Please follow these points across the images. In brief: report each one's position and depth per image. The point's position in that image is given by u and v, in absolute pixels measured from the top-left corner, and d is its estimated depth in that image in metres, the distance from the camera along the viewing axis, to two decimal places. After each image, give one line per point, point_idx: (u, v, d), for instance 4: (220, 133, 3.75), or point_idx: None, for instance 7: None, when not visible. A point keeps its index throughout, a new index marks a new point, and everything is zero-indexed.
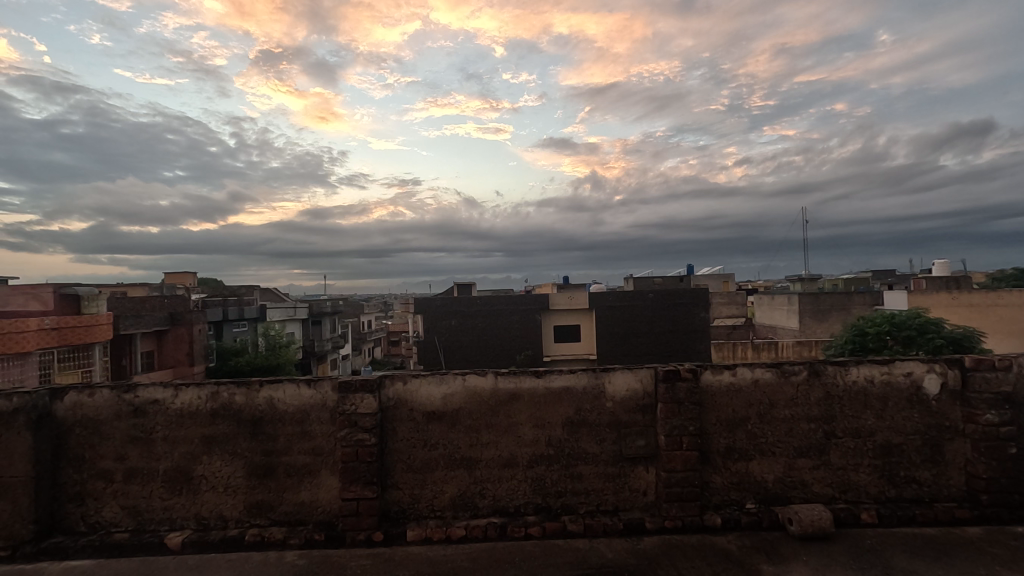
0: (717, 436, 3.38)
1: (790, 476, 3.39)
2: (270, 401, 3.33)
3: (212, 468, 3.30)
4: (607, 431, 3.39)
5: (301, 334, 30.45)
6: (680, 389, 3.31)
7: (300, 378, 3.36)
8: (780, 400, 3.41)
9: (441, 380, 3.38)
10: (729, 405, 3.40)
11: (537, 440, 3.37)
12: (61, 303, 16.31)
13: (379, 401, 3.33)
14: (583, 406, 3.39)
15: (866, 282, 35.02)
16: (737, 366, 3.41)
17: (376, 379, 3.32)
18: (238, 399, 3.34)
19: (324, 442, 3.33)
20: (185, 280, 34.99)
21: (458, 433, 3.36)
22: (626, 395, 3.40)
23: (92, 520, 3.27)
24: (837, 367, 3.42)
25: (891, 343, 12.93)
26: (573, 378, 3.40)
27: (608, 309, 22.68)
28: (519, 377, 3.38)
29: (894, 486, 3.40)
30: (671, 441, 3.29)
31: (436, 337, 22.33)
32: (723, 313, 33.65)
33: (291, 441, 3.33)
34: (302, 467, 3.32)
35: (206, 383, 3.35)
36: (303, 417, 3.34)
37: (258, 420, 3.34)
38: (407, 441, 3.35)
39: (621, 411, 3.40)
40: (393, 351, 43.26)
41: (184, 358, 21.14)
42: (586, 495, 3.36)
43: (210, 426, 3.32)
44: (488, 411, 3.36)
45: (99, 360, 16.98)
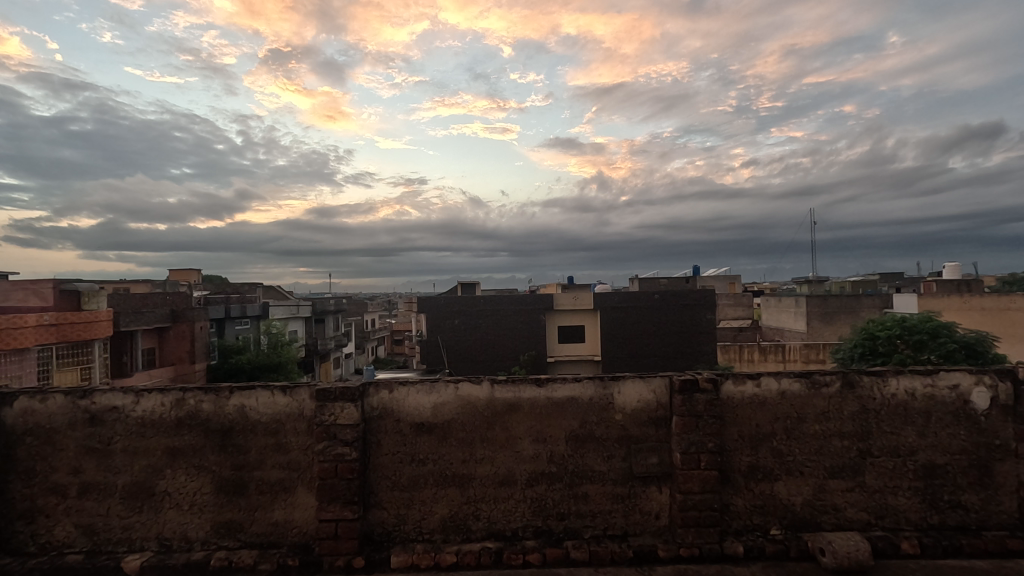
0: (738, 453, 3.03)
1: (820, 499, 3.03)
2: (241, 409, 3.00)
3: (176, 483, 2.98)
4: (616, 447, 3.04)
5: (304, 332, 30.27)
6: (696, 402, 2.96)
7: (275, 384, 3.03)
8: (810, 414, 3.04)
9: (431, 389, 3.04)
10: (752, 420, 3.04)
11: (539, 456, 3.02)
12: (60, 298, 16.07)
13: (362, 411, 2.98)
14: (589, 420, 3.04)
15: (875, 285, 34.54)
16: (761, 376, 3.05)
17: (358, 387, 2.98)
18: (205, 408, 3.00)
19: (301, 456, 2.99)
20: (189, 276, 34.82)
21: (450, 448, 3.02)
22: (637, 406, 3.05)
23: (42, 539, 2.95)
24: (874, 378, 3.05)
25: (901, 347, 12.60)
26: (578, 387, 3.05)
27: (612, 310, 22.32)
28: (518, 386, 3.03)
29: (937, 511, 3.03)
30: (687, 459, 2.94)
31: (439, 337, 22.05)
32: (729, 314, 33.23)
33: (264, 454, 3.00)
34: (276, 484, 2.99)
35: (170, 388, 3.02)
36: (277, 427, 3.00)
37: (228, 431, 3.01)
38: (391, 455, 3.01)
39: (631, 424, 3.05)
40: (396, 350, 43.08)
41: (184, 355, 20.91)
42: (591, 518, 3.01)
43: (174, 437, 2.99)
44: (483, 423, 3.02)
45: (99, 357, 16.75)
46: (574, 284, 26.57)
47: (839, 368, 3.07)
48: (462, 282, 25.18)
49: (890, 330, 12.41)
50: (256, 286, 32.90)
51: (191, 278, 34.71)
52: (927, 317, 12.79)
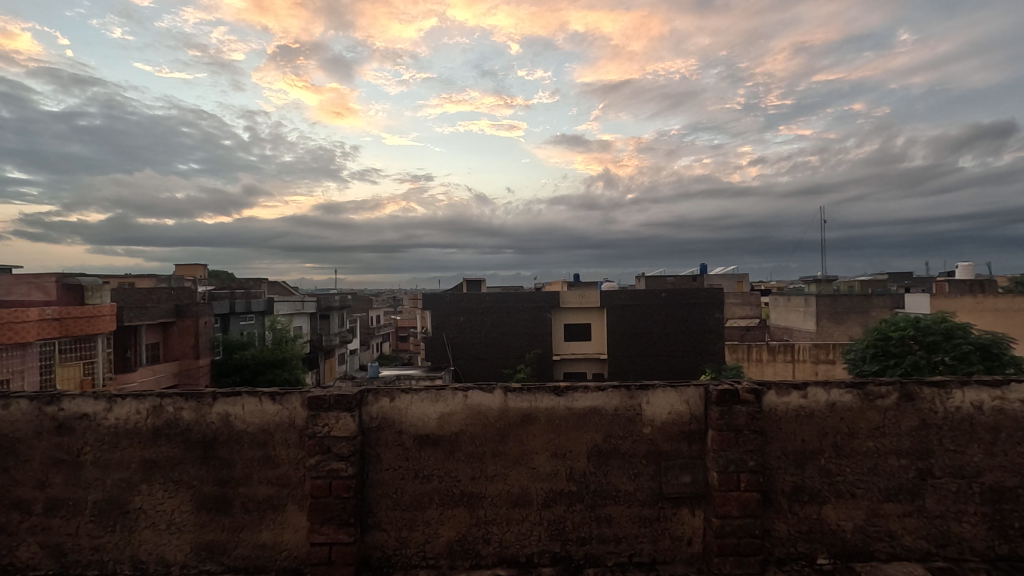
0: (781, 472, 2.70)
1: (873, 526, 2.69)
2: (225, 418, 2.69)
3: (154, 499, 2.67)
4: (644, 464, 2.71)
5: (308, 328, 30.13)
6: (735, 416, 2.63)
7: (263, 391, 2.71)
8: (863, 430, 2.71)
9: (436, 397, 2.71)
10: (797, 435, 2.71)
11: (557, 473, 2.70)
12: (63, 293, 15.90)
13: (361, 421, 2.67)
14: (615, 433, 2.71)
15: (884, 284, 34.02)
16: (809, 387, 2.71)
17: (356, 395, 2.65)
18: (186, 416, 2.69)
19: (291, 471, 2.68)
20: (194, 272, 34.74)
21: (458, 463, 2.70)
22: (668, 419, 2.72)
23: (5, 560, 2.65)
24: (936, 390, 2.70)
25: (915, 348, 12.33)
26: (602, 397, 2.72)
27: (619, 308, 21.93)
28: (534, 395, 2.71)
29: (1007, 541, 2.68)
30: (725, 479, 2.60)
31: (444, 334, 21.77)
32: (736, 313, 32.77)
33: (251, 468, 2.68)
34: (264, 501, 2.68)
35: (146, 394, 2.70)
36: (265, 438, 2.69)
37: (212, 442, 2.69)
38: (390, 471, 2.70)
39: (661, 439, 2.72)
40: (400, 347, 42.92)
41: (189, 350, 20.75)
42: (616, 543, 2.68)
43: (151, 448, 2.68)
44: (496, 437, 2.70)
45: (102, 352, 16.56)
46: (580, 282, 26.23)
47: (897, 378, 2.72)
48: (467, 278, 24.88)
49: (904, 331, 12.13)
50: (261, 281, 32.76)
51: (196, 273, 34.65)
52: (941, 317, 12.51)
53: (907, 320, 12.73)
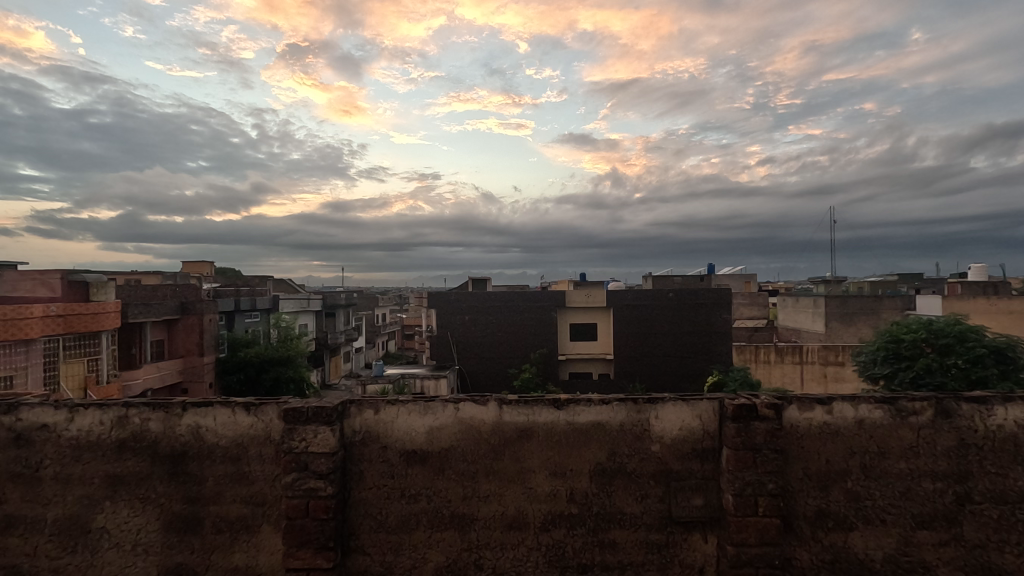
0: (805, 495, 2.52)
1: (905, 555, 2.49)
2: (194, 431, 2.58)
3: (117, 518, 2.57)
4: (653, 485, 2.68)
5: (314, 326, 30.10)
6: (754, 432, 2.48)
7: (234, 402, 2.60)
8: (894, 449, 2.52)
9: (427, 411, 2.72)
10: (817, 448, 2.56)
11: (555, 488, 2.69)
12: (68, 289, 15.84)
13: (344, 434, 2.67)
14: (621, 447, 2.70)
15: (895, 285, 33.57)
16: (834, 402, 2.53)
17: (340, 407, 2.64)
18: (150, 428, 2.59)
19: (265, 488, 2.57)
20: (202, 269, 34.83)
21: (449, 481, 2.69)
22: (679, 434, 2.69)
23: None
24: (976, 407, 2.50)
25: (927, 351, 12.34)
26: (608, 412, 2.71)
27: (625, 308, 21.65)
28: (533, 411, 2.72)
29: None
30: (742, 502, 2.46)
31: (448, 333, 21.58)
32: (744, 314, 32.42)
33: (223, 485, 2.58)
34: (236, 521, 2.56)
35: (108, 404, 2.60)
36: (236, 450, 2.58)
37: (180, 455, 2.59)
38: (379, 488, 2.68)
39: (671, 455, 2.69)
40: (406, 345, 42.88)
41: (194, 347, 20.66)
42: (619, 568, 2.63)
43: (115, 462, 2.57)
44: (491, 451, 2.70)
45: (107, 349, 16.47)
46: (587, 282, 25.96)
47: (933, 394, 2.51)
48: (472, 277, 24.68)
49: (915, 335, 12.10)
50: (267, 279, 32.78)
51: (204, 270, 34.81)
52: (953, 318, 12.50)
53: (920, 322, 12.73)
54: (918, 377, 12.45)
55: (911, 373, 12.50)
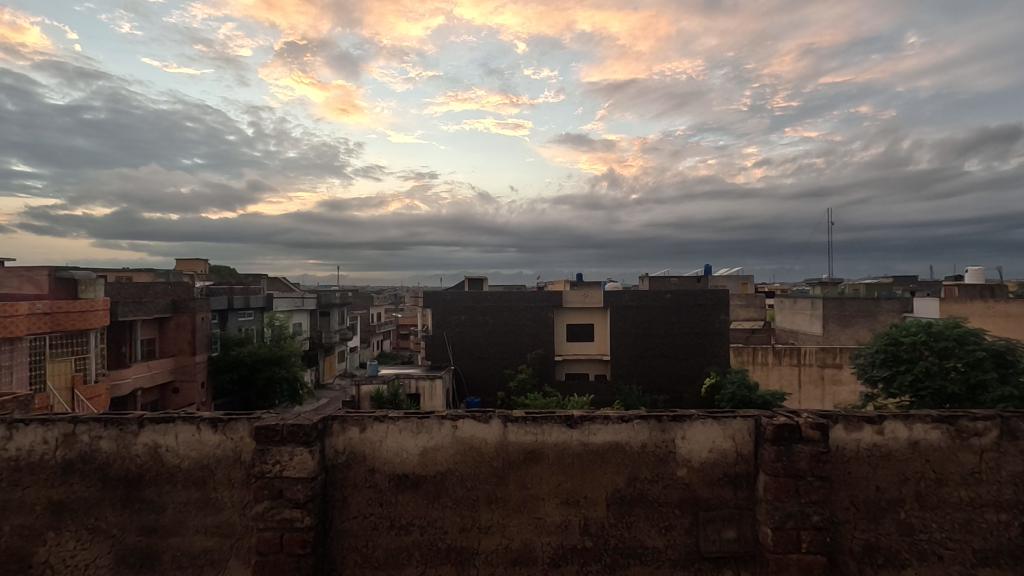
0: (852, 526, 3.86)
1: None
2: (147, 450, 3.86)
3: (67, 543, 3.84)
4: (678, 512, 4.02)
5: (308, 325, 29.69)
6: (798, 455, 3.71)
7: (195, 430, 3.86)
8: (953, 477, 3.85)
9: (418, 434, 3.99)
10: (864, 463, 3.88)
11: (567, 509, 3.99)
12: (56, 287, 15.48)
13: (333, 450, 3.97)
14: (645, 464, 4.00)
15: (892, 288, 33.36)
16: (884, 428, 3.86)
17: (308, 434, 3.74)
18: (99, 449, 3.87)
19: (232, 514, 3.83)
20: (195, 267, 34.41)
21: (438, 507, 3.98)
22: (706, 452, 4.01)
23: None
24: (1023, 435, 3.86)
25: (925, 354, 13.12)
26: (628, 434, 4.02)
27: (623, 308, 21.38)
28: (536, 433, 4.01)
29: None
30: (781, 528, 3.69)
31: (444, 333, 21.31)
32: (741, 315, 32.18)
33: (176, 518, 3.84)
34: (199, 550, 3.81)
35: (60, 433, 3.87)
36: (193, 465, 3.86)
37: (130, 480, 3.87)
38: (367, 509, 3.98)
39: (702, 465, 4.02)
40: (401, 344, 42.44)
41: (185, 346, 20.29)
42: None
43: (70, 483, 3.85)
44: (485, 468, 4.01)
45: (95, 347, 16.09)
46: (584, 282, 25.73)
47: (985, 426, 3.85)
48: (468, 277, 24.40)
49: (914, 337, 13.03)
50: (261, 277, 32.34)
51: (197, 268, 34.36)
52: (954, 324, 13.47)
53: (918, 324, 13.65)
54: (917, 382, 12.68)
55: (911, 376, 12.78)
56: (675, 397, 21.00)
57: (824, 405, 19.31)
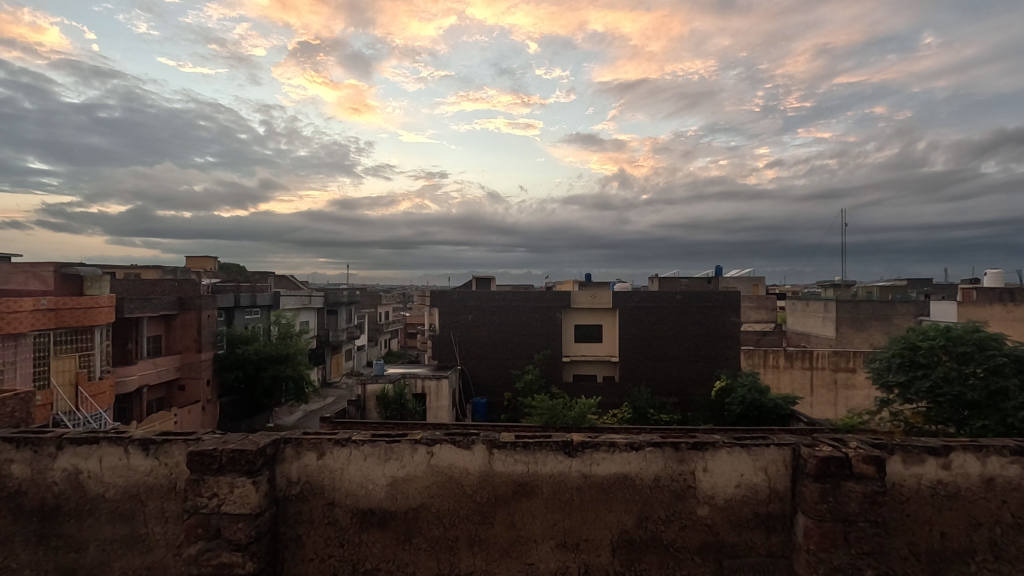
0: (909, 563, 4.83)
1: None
2: (89, 472, 5.11)
3: (22, 548, 5.19)
4: (718, 538, 5.04)
5: (315, 323, 29.58)
6: (848, 492, 4.57)
7: (131, 460, 5.07)
8: (1008, 514, 4.85)
9: (385, 462, 5.12)
10: (930, 496, 4.84)
11: (561, 545, 5.07)
12: (62, 283, 15.32)
13: (293, 475, 5.14)
14: (666, 494, 5.05)
15: (906, 291, 32.56)
16: (947, 468, 4.82)
17: (251, 469, 4.76)
18: (50, 467, 5.16)
19: (161, 533, 5.05)
20: (206, 264, 34.50)
21: (430, 525, 5.12)
22: (736, 484, 5.03)
23: None
24: None
25: (943, 360, 12.84)
26: (665, 472, 5.05)
27: (631, 309, 20.96)
28: (509, 465, 5.10)
29: None
30: (824, 562, 4.54)
31: (451, 332, 21.02)
32: (752, 317, 31.62)
33: (116, 533, 5.09)
34: (138, 564, 5.07)
35: (21, 456, 5.19)
36: (125, 484, 5.10)
37: (70, 496, 5.15)
38: (325, 536, 5.13)
39: (729, 492, 5.04)
40: (409, 343, 42.23)
41: (191, 343, 20.11)
42: None
43: (27, 493, 5.19)
44: (459, 492, 5.11)
45: (101, 344, 15.92)
46: (592, 282, 25.33)
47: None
48: (475, 276, 24.11)
49: (933, 342, 12.78)
50: (269, 275, 32.29)
51: (208, 265, 34.55)
52: (972, 328, 13.11)
53: (937, 329, 13.34)
54: (934, 388, 12.37)
55: (928, 382, 12.47)
56: (684, 400, 20.50)
57: (836, 411, 19.04)
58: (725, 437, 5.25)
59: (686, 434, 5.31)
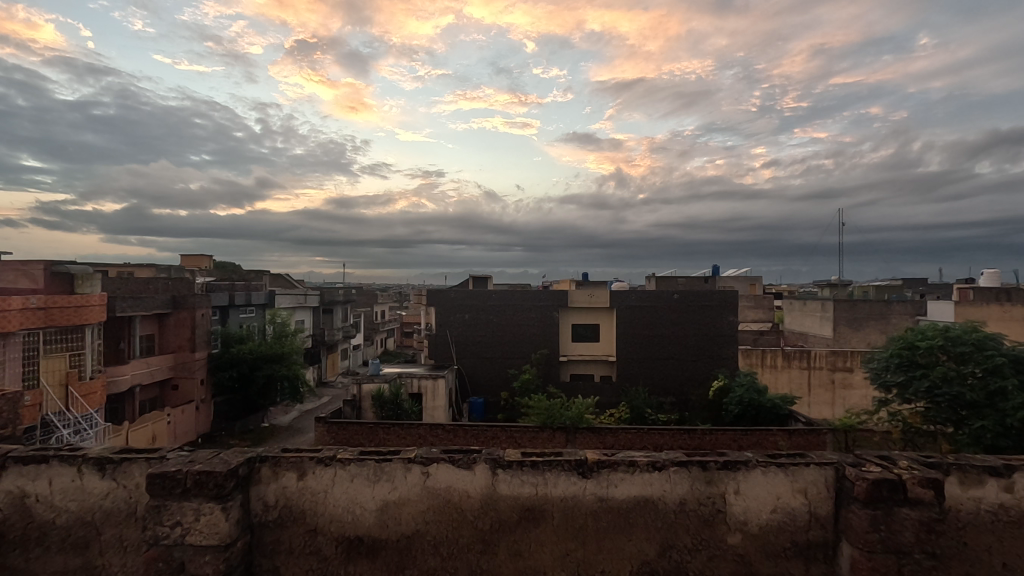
0: None
1: None
2: (54, 492, 5.22)
3: None
4: (745, 564, 5.23)
5: (311, 322, 29.30)
6: (903, 518, 4.67)
7: (96, 481, 5.18)
8: None
9: (373, 484, 5.33)
10: (992, 522, 5.08)
11: (572, 573, 5.29)
12: (51, 281, 14.98)
13: (276, 495, 5.29)
14: (699, 518, 5.26)
15: (903, 291, 32.51)
16: (1000, 493, 5.10)
17: (219, 494, 4.76)
18: (16, 487, 5.26)
19: (120, 555, 5.15)
20: (200, 262, 34.12)
21: (437, 551, 5.35)
22: (769, 511, 5.24)
23: None
24: None
25: (943, 359, 12.69)
26: (694, 495, 5.28)
27: (629, 309, 20.79)
28: (509, 485, 5.35)
29: None
30: None
31: (447, 332, 20.81)
32: (749, 316, 31.49)
33: (76, 554, 5.19)
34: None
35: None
36: (88, 505, 5.19)
37: (31, 517, 5.24)
38: (307, 564, 5.28)
39: (762, 516, 5.25)
40: (405, 343, 41.95)
41: (185, 342, 19.83)
42: None
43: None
44: (457, 515, 5.35)
45: (92, 343, 15.61)
46: (590, 281, 25.15)
47: None
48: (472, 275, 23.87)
49: (931, 342, 12.63)
50: (264, 274, 31.98)
51: (202, 263, 34.17)
52: (971, 328, 12.95)
53: (936, 328, 13.21)
54: (932, 387, 12.23)
55: (927, 383, 12.33)
56: (682, 400, 20.31)
57: (834, 411, 18.95)
58: (757, 454, 5.47)
59: (715, 453, 5.53)
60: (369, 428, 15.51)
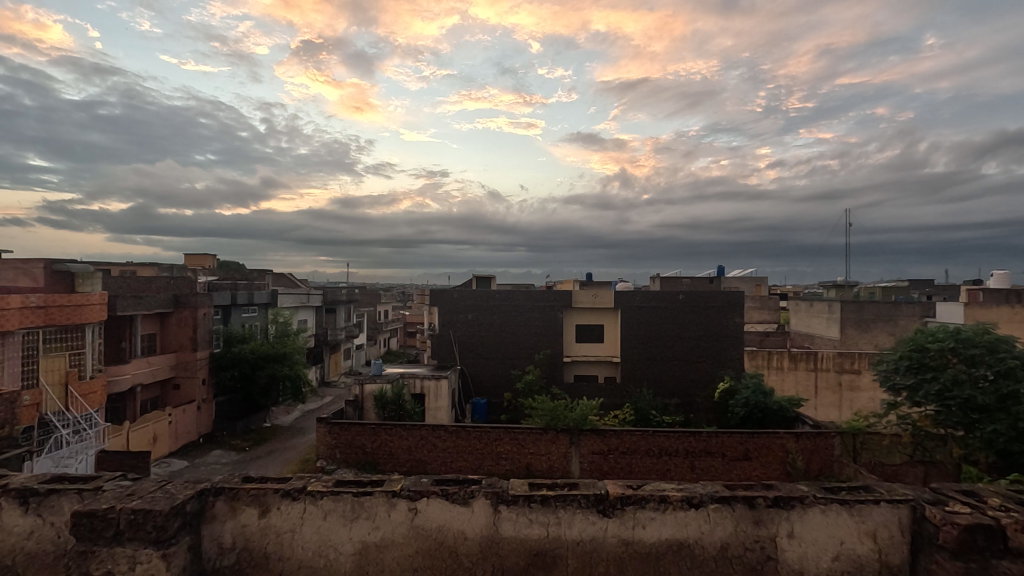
0: None
1: None
2: None
3: None
4: None
5: (313, 322, 29.13)
6: (1003, 570, 4.53)
7: (30, 514, 5.02)
8: None
9: (348, 523, 5.18)
10: None
11: None
12: (52, 279, 14.79)
13: (232, 535, 5.15)
14: (742, 564, 5.14)
15: (909, 292, 32.16)
16: None
17: (159, 537, 4.59)
18: None
19: None
20: (203, 261, 34.03)
21: None
22: (818, 555, 5.16)
23: None
24: None
25: (953, 361, 12.33)
26: (732, 539, 5.17)
27: (634, 309, 20.47)
28: (505, 524, 5.22)
29: None
30: None
31: (450, 332, 20.54)
32: (755, 317, 31.15)
33: None
34: None
35: None
36: (21, 541, 5.00)
37: None
38: None
39: (811, 558, 5.16)
40: (408, 343, 41.79)
41: (186, 342, 19.63)
42: None
43: None
44: (450, 557, 5.24)
45: (92, 343, 15.40)
46: (593, 282, 24.87)
47: None
48: (476, 275, 23.64)
49: (939, 344, 12.26)
50: (267, 273, 31.83)
51: (206, 262, 34.07)
52: (982, 330, 12.54)
53: (946, 331, 12.78)
54: (943, 391, 11.88)
55: (936, 385, 11.97)
56: (687, 401, 20.00)
57: (842, 414, 18.63)
58: (815, 490, 5.36)
59: (763, 487, 5.42)
60: (372, 429, 15.30)
